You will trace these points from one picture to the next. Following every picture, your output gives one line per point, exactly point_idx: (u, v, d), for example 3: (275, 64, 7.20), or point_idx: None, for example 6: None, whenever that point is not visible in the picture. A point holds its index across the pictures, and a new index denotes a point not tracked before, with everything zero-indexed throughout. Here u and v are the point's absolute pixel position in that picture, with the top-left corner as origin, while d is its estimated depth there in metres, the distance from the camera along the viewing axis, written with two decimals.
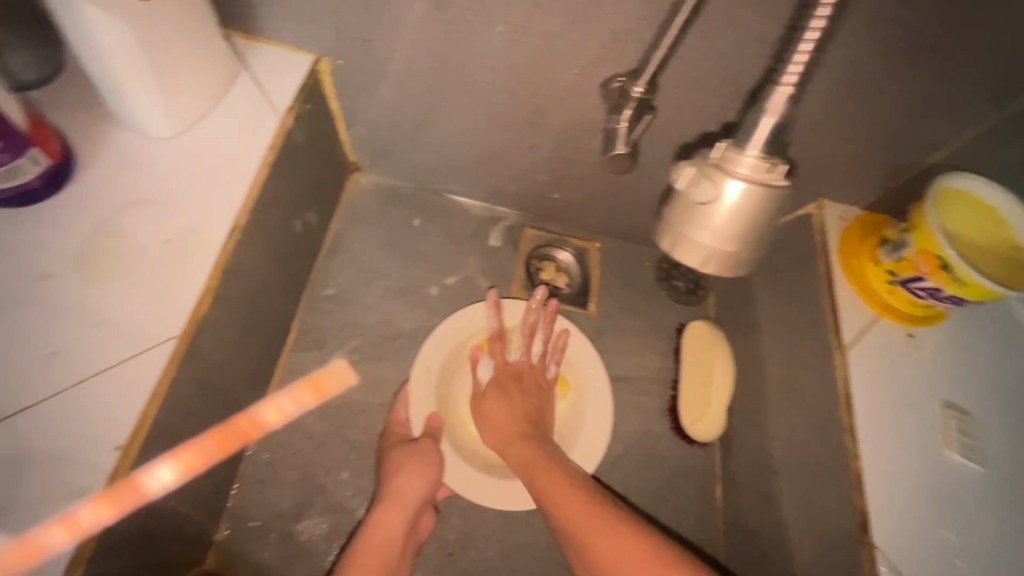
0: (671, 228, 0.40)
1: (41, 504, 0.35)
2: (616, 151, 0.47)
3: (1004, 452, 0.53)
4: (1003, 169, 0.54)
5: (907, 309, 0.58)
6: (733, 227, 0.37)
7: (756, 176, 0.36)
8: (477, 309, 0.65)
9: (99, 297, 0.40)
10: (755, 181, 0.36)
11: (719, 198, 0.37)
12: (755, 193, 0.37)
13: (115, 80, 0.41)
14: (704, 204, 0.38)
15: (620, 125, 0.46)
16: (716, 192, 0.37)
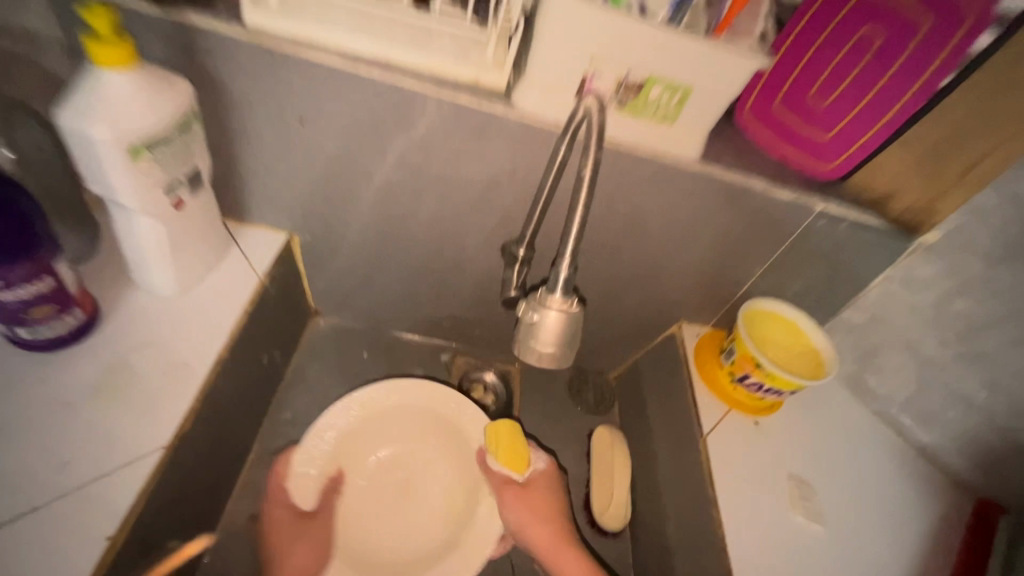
0: (515, 352, 0.49)
1: None
2: (509, 294, 0.65)
3: (835, 514, 0.67)
4: (790, 295, 0.76)
5: (754, 403, 0.74)
6: (552, 336, 0.47)
7: (566, 309, 0.46)
8: (384, 390, 0.74)
9: (105, 418, 0.51)
10: (566, 312, 0.46)
11: (541, 318, 0.46)
12: (566, 312, 0.46)
13: (145, 258, 0.57)
14: (530, 323, 0.47)
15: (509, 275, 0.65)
16: (538, 314, 0.46)
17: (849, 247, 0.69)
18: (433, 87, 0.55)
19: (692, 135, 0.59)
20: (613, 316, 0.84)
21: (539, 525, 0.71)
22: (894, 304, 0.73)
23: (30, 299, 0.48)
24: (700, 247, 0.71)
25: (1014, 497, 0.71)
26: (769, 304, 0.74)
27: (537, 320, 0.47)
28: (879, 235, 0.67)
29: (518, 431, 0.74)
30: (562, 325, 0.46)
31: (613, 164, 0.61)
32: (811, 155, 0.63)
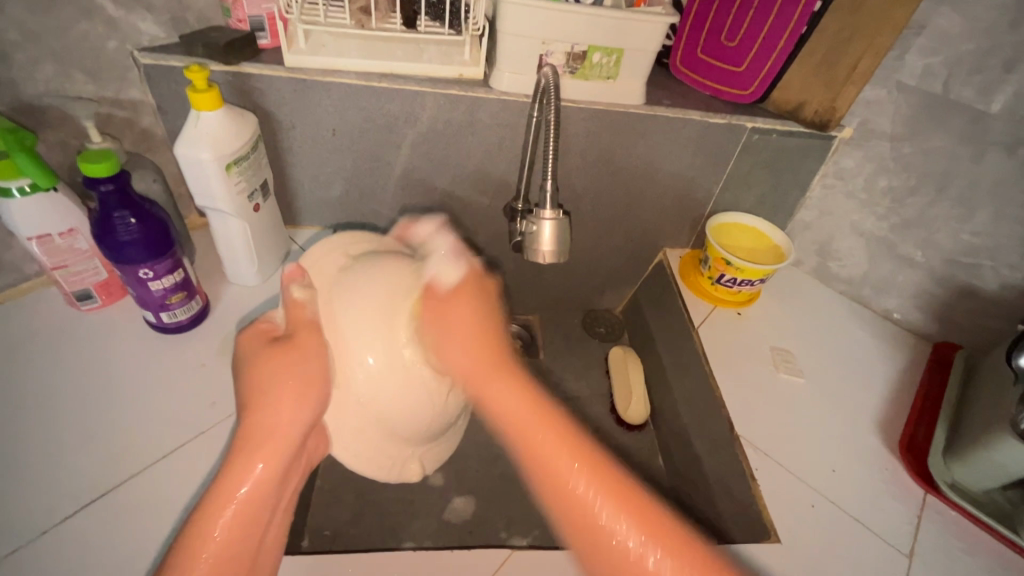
0: (526, 259, 0.65)
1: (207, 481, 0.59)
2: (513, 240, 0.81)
3: (813, 369, 0.82)
4: (748, 204, 0.92)
5: (735, 299, 0.89)
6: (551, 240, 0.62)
7: (555, 215, 0.61)
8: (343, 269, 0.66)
9: (231, 371, 0.69)
10: (556, 219, 0.62)
11: (539, 228, 0.62)
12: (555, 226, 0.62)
13: (237, 254, 0.75)
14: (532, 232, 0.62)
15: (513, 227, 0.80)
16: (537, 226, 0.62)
17: (781, 155, 0.85)
18: (429, 85, 0.72)
19: (633, 85, 0.75)
20: (605, 253, 0.99)
21: (461, 350, 0.58)
22: (834, 198, 0.89)
23: (168, 288, 0.65)
24: (663, 176, 0.87)
25: (965, 335, 0.84)
26: (730, 216, 0.91)
27: (537, 231, 0.62)
28: (803, 140, 0.83)
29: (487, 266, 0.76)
30: (554, 232, 0.62)
31: (577, 120, 0.78)
32: (733, 87, 0.80)
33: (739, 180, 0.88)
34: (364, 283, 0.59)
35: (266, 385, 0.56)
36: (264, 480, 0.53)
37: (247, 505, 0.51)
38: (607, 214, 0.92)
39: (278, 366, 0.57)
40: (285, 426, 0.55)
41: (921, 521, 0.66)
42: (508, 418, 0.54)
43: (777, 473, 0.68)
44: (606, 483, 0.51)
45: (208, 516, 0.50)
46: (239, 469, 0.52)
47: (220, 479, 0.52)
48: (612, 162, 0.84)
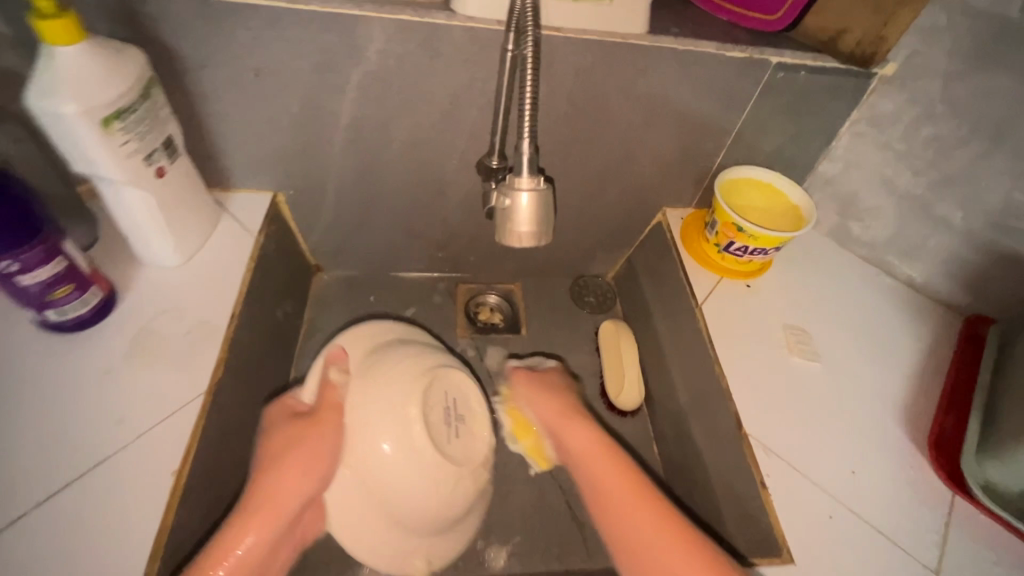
0: (497, 242, 0.51)
1: (113, 522, 0.48)
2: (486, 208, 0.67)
3: (832, 350, 0.72)
4: (763, 157, 0.78)
5: (743, 269, 0.77)
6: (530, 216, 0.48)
7: (535, 186, 0.47)
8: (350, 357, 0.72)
9: (144, 378, 0.56)
10: (536, 191, 0.48)
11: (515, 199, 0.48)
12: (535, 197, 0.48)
13: (139, 228, 0.59)
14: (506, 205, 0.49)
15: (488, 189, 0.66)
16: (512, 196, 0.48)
17: (808, 97, 0.70)
18: (374, 7, 0.56)
19: (635, 8, 0.60)
20: (595, 216, 0.86)
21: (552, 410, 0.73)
22: (866, 149, 0.75)
23: (47, 282, 0.52)
24: (667, 122, 0.72)
25: (1001, 308, 0.74)
26: (742, 171, 0.77)
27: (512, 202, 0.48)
28: (837, 77, 0.68)
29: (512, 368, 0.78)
30: (533, 205, 0.48)
31: (565, 55, 0.62)
32: (757, 12, 0.65)
33: (757, 128, 0.74)
34: (386, 370, 0.65)
35: (281, 456, 0.59)
36: (251, 552, 0.52)
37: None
38: (600, 170, 0.78)
39: (295, 436, 0.61)
40: (284, 492, 0.57)
41: (948, 530, 0.59)
42: (581, 451, 0.68)
43: (788, 479, 0.60)
44: (665, 527, 0.57)
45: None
46: (234, 536, 0.52)
47: (215, 545, 0.52)
48: (606, 108, 0.69)
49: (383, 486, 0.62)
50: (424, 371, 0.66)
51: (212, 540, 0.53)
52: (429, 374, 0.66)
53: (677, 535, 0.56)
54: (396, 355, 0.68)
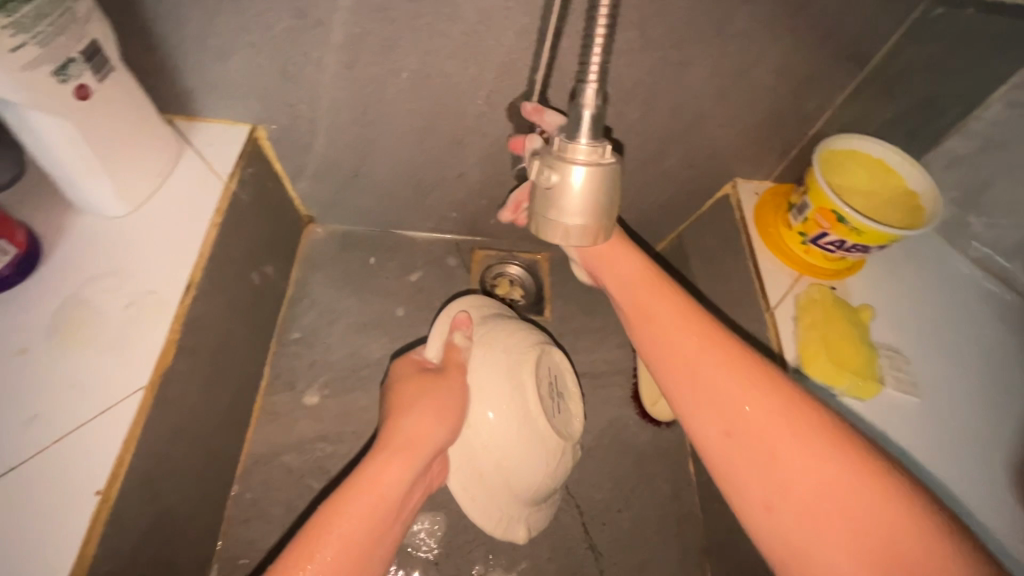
0: (531, 234, 0.35)
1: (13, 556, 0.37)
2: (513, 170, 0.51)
3: (934, 382, 0.58)
4: (879, 124, 0.60)
5: (829, 266, 0.62)
6: (590, 201, 0.32)
7: (596, 159, 0.31)
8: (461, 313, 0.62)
9: (69, 361, 0.44)
10: (597, 166, 0.32)
11: (571, 175, 0.31)
12: (601, 172, 0.32)
13: (64, 167, 0.45)
14: (556, 184, 0.32)
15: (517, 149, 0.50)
16: (567, 169, 0.31)
17: (965, 47, 0.52)
18: None
19: None
20: (648, 182, 0.69)
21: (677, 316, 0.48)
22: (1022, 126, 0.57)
23: None
24: (765, 69, 0.54)
25: None
26: (850, 141, 0.59)
27: (565, 180, 0.31)
28: (1015, 23, 0.50)
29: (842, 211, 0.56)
30: (600, 185, 0.32)
31: None
32: None
33: (882, 84, 0.56)
34: (486, 336, 0.58)
35: (410, 404, 0.52)
36: (397, 486, 0.46)
37: (346, 544, 0.42)
38: (666, 126, 0.61)
39: (420, 390, 0.52)
40: (415, 442, 0.49)
41: None
42: (656, 352, 0.48)
43: None
44: (816, 435, 0.38)
45: (304, 553, 0.41)
46: (370, 473, 0.46)
47: (352, 481, 0.46)
48: (690, 42, 0.51)
49: (491, 461, 0.54)
50: (534, 344, 0.58)
51: (343, 483, 0.46)
52: (539, 347, 0.58)
53: (881, 516, 0.35)
54: (497, 326, 0.59)
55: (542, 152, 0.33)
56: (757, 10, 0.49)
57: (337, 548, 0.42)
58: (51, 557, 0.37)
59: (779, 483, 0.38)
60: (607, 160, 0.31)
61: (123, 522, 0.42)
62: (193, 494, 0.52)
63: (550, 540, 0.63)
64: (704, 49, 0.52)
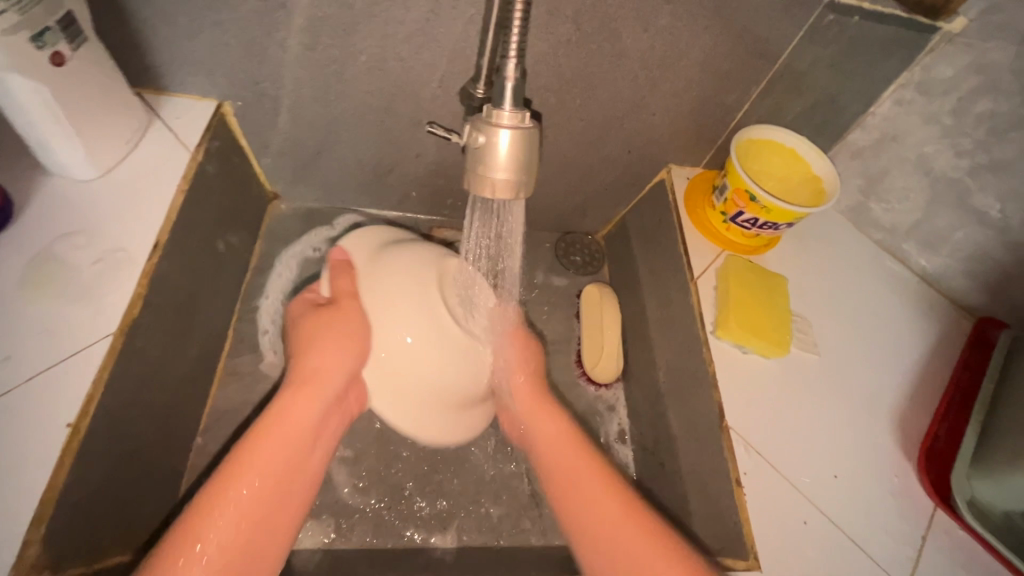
0: (467, 188, 0.44)
1: None
2: (443, 136, 0.54)
3: (833, 344, 0.66)
4: (789, 117, 0.68)
5: (747, 243, 0.70)
6: (514, 159, 0.41)
7: (518, 123, 0.40)
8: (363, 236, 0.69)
9: (40, 310, 0.47)
10: (519, 129, 0.40)
11: (498, 139, 0.40)
12: (520, 136, 0.41)
13: (39, 132, 0.48)
14: (487, 148, 0.40)
15: (446, 123, 0.54)
16: (495, 135, 0.40)
17: (858, 48, 0.59)
18: None
19: None
20: (592, 167, 0.76)
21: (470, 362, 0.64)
22: (908, 121, 0.65)
23: None
24: (690, 64, 0.61)
25: (1016, 313, 0.67)
26: (765, 131, 0.67)
27: (493, 143, 0.40)
28: (897, 28, 0.58)
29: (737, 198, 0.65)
30: (522, 145, 0.41)
31: None
32: None
33: (790, 80, 0.63)
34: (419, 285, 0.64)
35: (314, 342, 0.58)
36: (303, 417, 0.54)
37: (257, 482, 0.48)
38: (605, 113, 0.67)
39: (328, 333, 0.59)
40: (319, 377, 0.57)
41: (925, 544, 0.56)
42: (546, 442, 0.62)
43: (769, 482, 0.55)
44: (643, 527, 0.51)
45: (233, 477, 0.48)
46: (258, 447, 0.50)
47: (248, 448, 0.50)
48: (622, 37, 0.57)
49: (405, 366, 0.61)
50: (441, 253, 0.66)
51: (255, 424, 0.52)
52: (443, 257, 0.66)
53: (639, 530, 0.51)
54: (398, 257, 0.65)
55: (473, 124, 0.41)
56: (677, 10, 0.55)
57: (245, 507, 0.47)
58: (23, 481, 0.41)
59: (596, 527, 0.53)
60: (525, 126, 0.40)
61: (92, 455, 0.45)
62: (157, 442, 0.55)
63: (495, 489, 0.69)
64: (633, 44, 0.58)
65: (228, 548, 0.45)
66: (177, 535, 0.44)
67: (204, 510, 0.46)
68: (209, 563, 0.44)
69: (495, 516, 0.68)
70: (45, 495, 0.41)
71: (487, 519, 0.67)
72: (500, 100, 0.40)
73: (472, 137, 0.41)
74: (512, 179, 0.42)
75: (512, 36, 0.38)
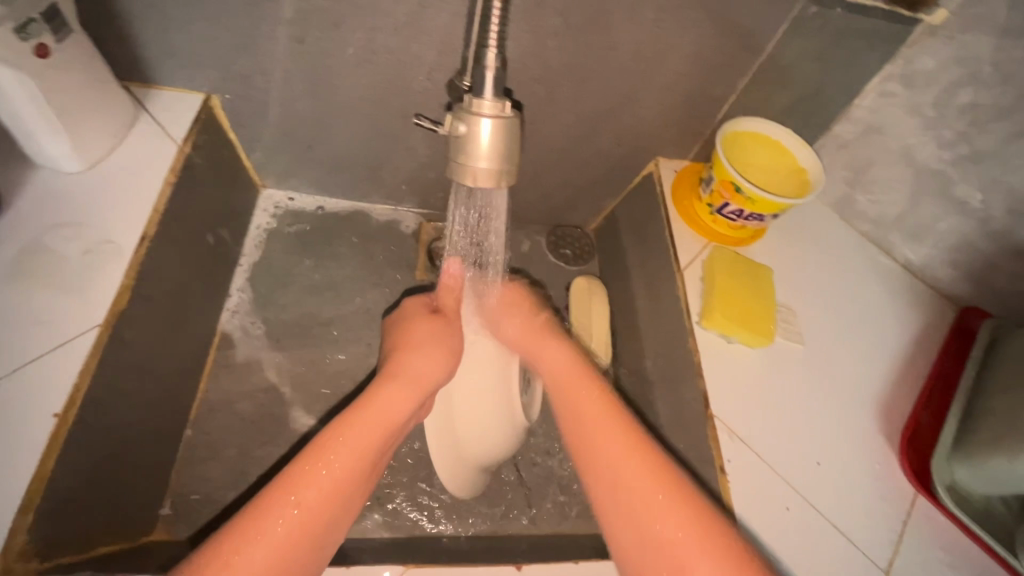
0: (449, 177, 0.44)
1: None
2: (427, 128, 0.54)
3: (817, 333, 0.66)
4: (776, 110, 0.68)
5: (733, 235, 0.70)
6: (495, 149, 0.42)
7: (498, 112, 0.41)
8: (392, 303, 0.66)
9: (26, 301, 0.47)
10: (499, 118, 0.41)
11: (479, 128, 0.41)
12: (501, 125, 0.41)
13: (25, 123, 0.48)
14: (467, 137, 0.41)
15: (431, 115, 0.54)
16: (476, 125, 0.41)
17: (841, 41, 0.60)
18: None
19: None
20: (581, 160, 0.76)
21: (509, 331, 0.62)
22: (892, 113, 0.66)
23: None
24: (677, 57, 0.61)
25: (998, 302, 0.68)
26: (751, 123, 0.68)
27: (473, 133, 0.41)
28: (880, 20, 0.58)
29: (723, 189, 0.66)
30: (503, 134, 0.41)
31: None
32: None
33: (776, 72, 0.64)
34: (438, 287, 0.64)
35: (416, 344, 0.57)
36: (403, 410, 0.51)
37: (357, 453, 0.46)
38: (594, 105, 0.67)
39: (428, 333, 0.58)
40: (420, 378, 0.54)
41: (905, 528, 0.57)
42: (553, 372, 0.58)
43: (752, 468, 0.56)
44: (654, 469, 0.47)
45: (300, 479, 0.43)
46: (347, 428, 0.47)
47: (325, 439, 0.46)
48: (609, 29, 0.57)
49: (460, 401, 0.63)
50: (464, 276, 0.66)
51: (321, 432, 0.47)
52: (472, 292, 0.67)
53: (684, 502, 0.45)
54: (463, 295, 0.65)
55: (454, 113, 0.42)
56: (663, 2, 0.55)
57: (316, 499, 0.43)
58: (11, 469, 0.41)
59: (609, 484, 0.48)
60: (506, 115, 0.41)
61: (81, 445, 0.46)
62: (147, 433, 0.56)
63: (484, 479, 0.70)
64: (620, 36, 0.58)
65: (315, 512, 0.43)
66: (229, 538, 0.40)
67: (260, 516, 0.41)
68: (295, 524, 0.41)
69: (484, 505, 0.68)
70: (33, 483, 0.41)
71: (476, 509, 0.68)
72: (480, 89, 0.40)
73: (452, 126, 0.41)
74: (493, 168, 0.43)
75: (491, 25, 0.38)
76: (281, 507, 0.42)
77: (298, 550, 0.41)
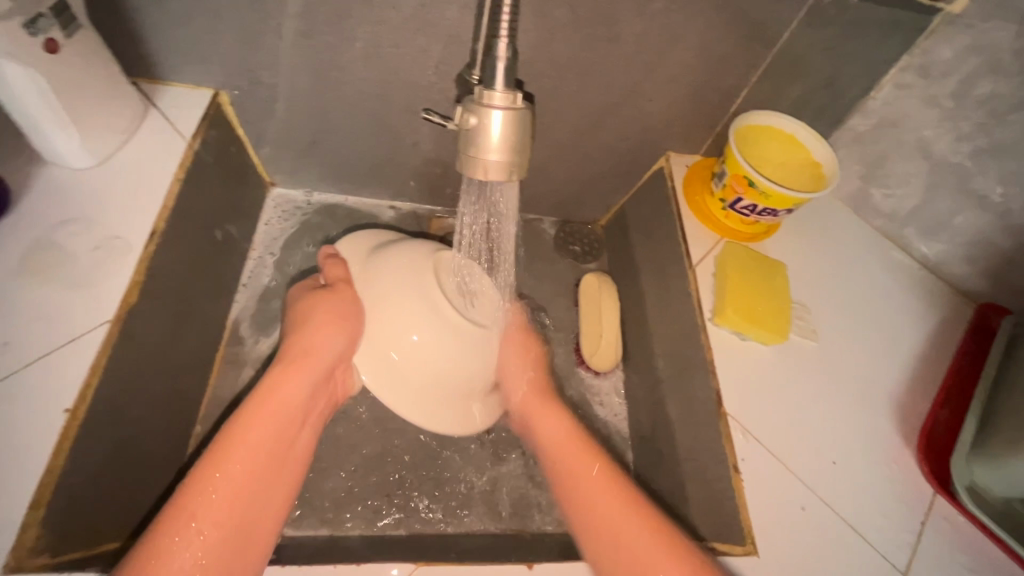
0: (459, 171, 0.44)
1: None
2: (437, 122, 0.53)
3: (833, 331, 0.65)
4: (788, 102, 0.67)
5: (746, 230, 0.69)
6: (506, 142, 0.41)
7: (510, 104, 0.40)
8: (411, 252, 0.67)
9: (37, 297, 0.47)
10: (511, 110, 0.41)
11: (489, 122, 0.40)
12: (512, 118, 0.41)
13: (34, 119, 0.48)
14: (478, 131, 0.41)
15: (441, 109, 0.53)
16: (486, 118, 0.40)
17: (857, 30, 0.59)
18: None
19: None
20: (590, 155, 0.76)
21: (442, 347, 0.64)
22: (908, 105, 0.64)
23: None
24: (688, 48, 0.60)
25: (1018, 298, 0.66)
26: (764, 116, 0.66)
27: (483, 126, 0.40)
28: (896, 10, 0.57)
29: (737, 184, 0.64)
30: (514, 127, 0.41)
31: None
32: None
33: (788, 64, 0.63)
34: (401, 247, 0.67)
35: (324, 316, 0.60)
36: (297, 389, 0.55)
37: (256, 450, 0.50)
38: (604, 99, 0.66)
39: (330, 311, 0.61)
40: (326, 360, 0.59)
41: (923, 529, 0.55)
42: (551, 442, 0.61)
43: (766, 468, 0.55)
44: (621, 497, 0.53)
45: (207, 475, 0.46)
46: (248, 422, 0.51)
47: (231, 429, 0.50)
48: (618, 22, 0.57)
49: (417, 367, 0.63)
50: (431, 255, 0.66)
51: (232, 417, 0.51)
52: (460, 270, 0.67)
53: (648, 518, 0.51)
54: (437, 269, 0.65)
55: (465, 106, 0.42)
56: None
57: (227, 501, 0.46)
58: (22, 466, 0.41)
59: (616, 557, 0.50)
60: (517, 108, 0.41)
61: (91, 440, 0.46)
62: (156, 428, 0.56)
63: (494, 477, 0.70)
64: (630, 29, 0.57)
65: (225, 521, 0.45)
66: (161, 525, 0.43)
67: (182, 512, 0.44)
68: (212, 522, 0.44)
69: (494, 504, 0.68)
70: (43, 479, 0.41)
71: (486, 507, 0.67)
72: (492, 81, 0.40)
73: (463, 120, 0.41)
74: (504, 162, 0.42)
75: (502, 15, 0.37)
76: (195, 503, 0.45)
77: (218, 554, 0.44)
